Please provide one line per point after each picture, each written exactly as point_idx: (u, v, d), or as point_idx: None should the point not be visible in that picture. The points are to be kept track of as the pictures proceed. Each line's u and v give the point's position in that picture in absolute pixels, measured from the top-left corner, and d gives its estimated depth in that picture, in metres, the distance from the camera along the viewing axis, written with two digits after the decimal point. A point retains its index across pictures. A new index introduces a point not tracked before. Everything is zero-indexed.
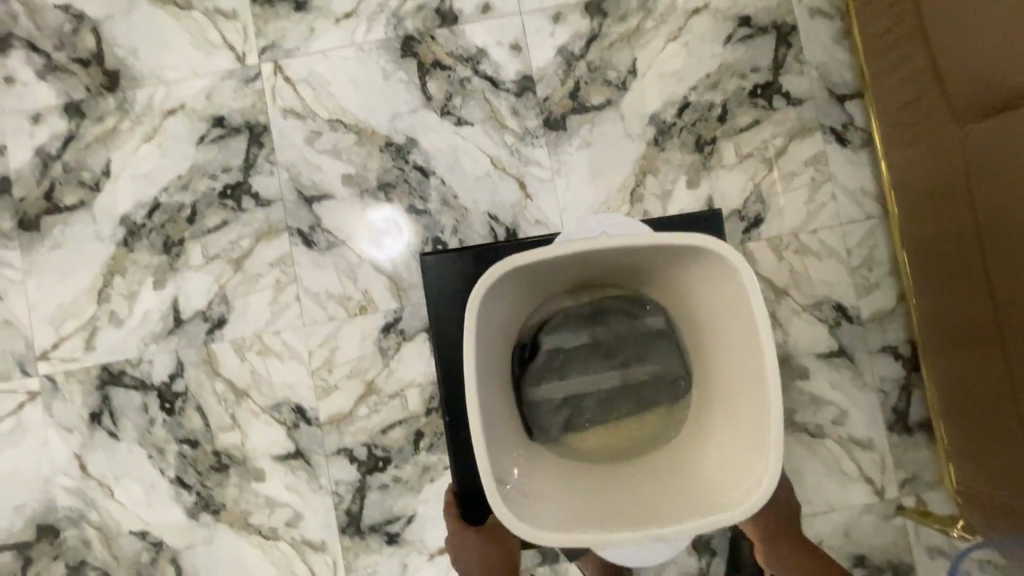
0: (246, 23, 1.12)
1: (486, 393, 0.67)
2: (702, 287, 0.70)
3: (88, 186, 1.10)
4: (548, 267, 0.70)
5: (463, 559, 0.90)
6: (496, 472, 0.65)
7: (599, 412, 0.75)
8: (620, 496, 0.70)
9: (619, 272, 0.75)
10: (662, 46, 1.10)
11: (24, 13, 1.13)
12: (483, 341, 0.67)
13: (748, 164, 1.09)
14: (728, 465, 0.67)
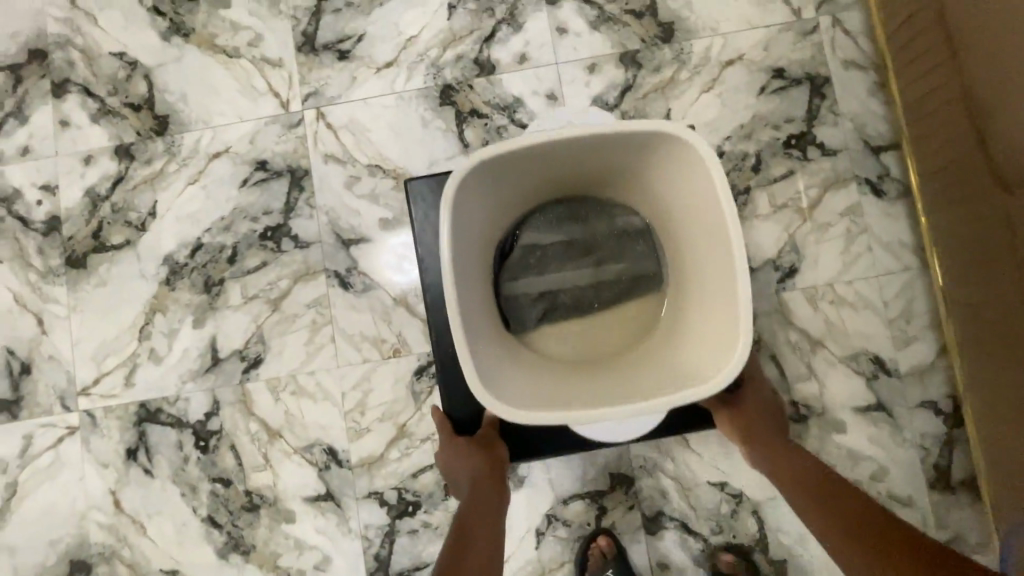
0: (291, 71, 1.16)
1: (471, 275, 0.80)
2: (660, 182, 0.86)
3: (134, 226, 1.14)
4: (524, 165, 0.84)
5: (452, 467, 0.95)
6: (497, 354, 0.78)
7: (573, 300, 0.94)
8: (613, 379, 0.84)
9: (589, 175, 0.90)
10: (696, 97, 1.11)
11: (81, 60, 1.18)
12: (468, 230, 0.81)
13: (782, 213, 1.09)
14: (701, 342, 0.81)
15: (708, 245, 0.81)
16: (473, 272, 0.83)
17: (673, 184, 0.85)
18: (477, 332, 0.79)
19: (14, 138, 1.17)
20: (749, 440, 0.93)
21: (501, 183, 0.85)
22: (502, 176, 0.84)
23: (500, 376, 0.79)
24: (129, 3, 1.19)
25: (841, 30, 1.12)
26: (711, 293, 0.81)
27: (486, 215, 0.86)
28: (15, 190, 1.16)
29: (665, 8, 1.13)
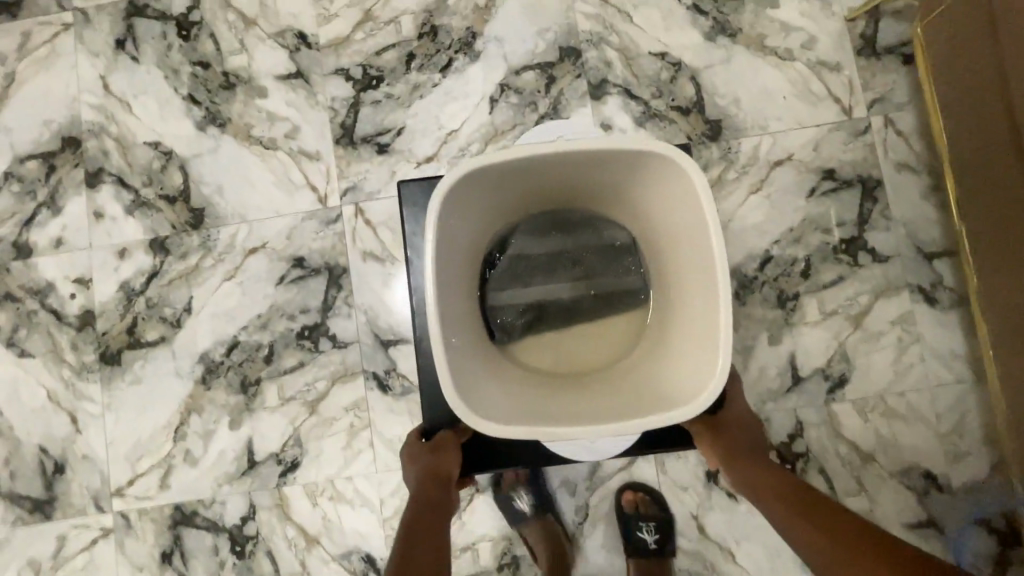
0: (328, 164, 1.13)
1: (451, 283, 0.76)
2: (651, 199, 0.83)
3: (169, 322, 1.12)
4: (513, 174, 0.79)
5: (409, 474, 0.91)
6: (471, 362, 0.74)
7: (560, 317, 0.89)
8: (594, 398, 0.79)
9: (582, 189, 0.86)
10: (744, 198, 1.09)
11: (115, 149, 1.16)
12: (450, 239, 0.76)
13: (832, 321, 1.06)
14: (684, 362, 0.77)
15: (696, 258, 0.77)
16: (454, 280, 0.79)
17: (658, 201, 0.81)
18: (453, 339, 0.74)
19: (46, 229, 1.16)
20: (734, 454, 0.87)
21: (484, 195, 0.80)
22: (488, 185, 0.80)
23: (476, 384, 0.74)
24: (164, 91, 1.17)
25: (893, 131, 1.09)
26: (696, 312, 0.77)
27: (471, 225, 0.82)
28: (48, 283, 1.14)
29: (712, 105, 1.11)
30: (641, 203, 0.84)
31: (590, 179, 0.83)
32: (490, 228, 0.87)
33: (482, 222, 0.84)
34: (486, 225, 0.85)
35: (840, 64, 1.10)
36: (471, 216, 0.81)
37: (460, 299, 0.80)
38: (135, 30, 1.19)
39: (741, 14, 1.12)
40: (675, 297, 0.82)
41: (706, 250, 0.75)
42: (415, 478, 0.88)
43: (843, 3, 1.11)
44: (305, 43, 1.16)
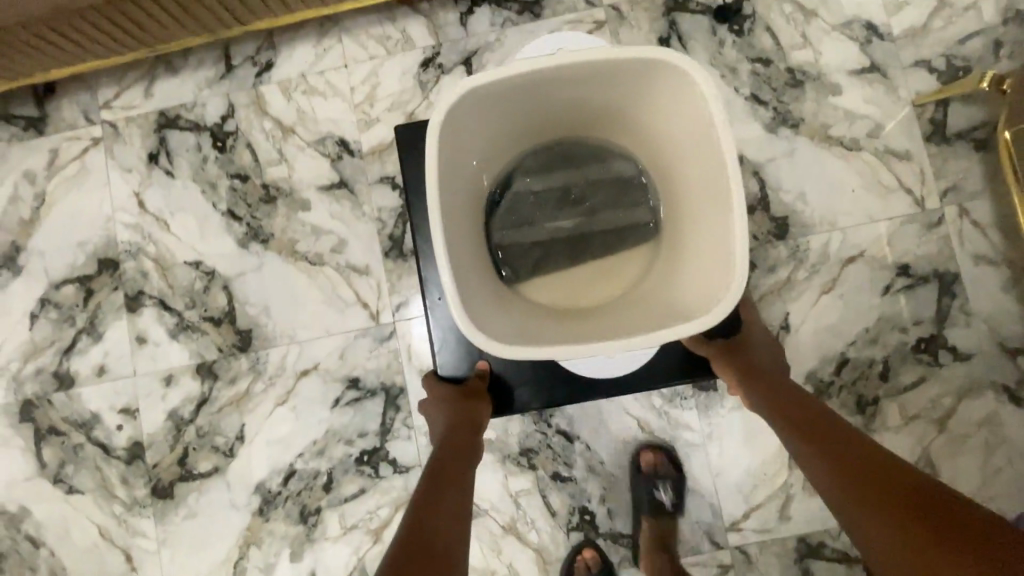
0: (378, 277, 1.09)
1: (454, 209, 0.75)
2: (658, 122, 0.79)
3: (221, 451, 1.08)
4: (516, 101, 0.78)
5: (436, 418, 0.90)
6: (471, 293, 0.72)
7: (570, 253, 0.88)
8: (606, 323, 0.78)
9: (586, 118, 0.84)
10: (816, 298, 1.04)
11: (155, 270, 1.12)
12: (451, 161, 0.75)
13: (914, 425, 1.02)
14: (694, 279, 0.75)
15: (701, 182, 0.76)
16: (461, 207, 0.78)
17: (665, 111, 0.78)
18: (461, 259, 0.74)
19: (87, 357, 1.11)
20: (748, 371, 0.85)
21: (488, 117, 0.78)
22: (490, 111, 0.77)
23: (481, 312, 0.73)
24: (201, 206, 1.12)
25: (969, 221, 1.04)
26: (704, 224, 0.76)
27: (476, 148, 0.80)
28: (93, 414, 1.10)
29: (778, 201, 1.06)
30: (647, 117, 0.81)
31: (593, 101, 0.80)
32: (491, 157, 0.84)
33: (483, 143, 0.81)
34: (490, 148, 0.83)
35: (910, 153, 1.06)
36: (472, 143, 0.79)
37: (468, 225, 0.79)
38: (168, 143, 1.14)
39: (802, 103, 1.07)
40: (681, 218, 0.81)
41: (710, 163, 0.73)
42: (444, 418, 0.88)
43: (908, 88, 1.07)
44: (347, 150, 1.11)
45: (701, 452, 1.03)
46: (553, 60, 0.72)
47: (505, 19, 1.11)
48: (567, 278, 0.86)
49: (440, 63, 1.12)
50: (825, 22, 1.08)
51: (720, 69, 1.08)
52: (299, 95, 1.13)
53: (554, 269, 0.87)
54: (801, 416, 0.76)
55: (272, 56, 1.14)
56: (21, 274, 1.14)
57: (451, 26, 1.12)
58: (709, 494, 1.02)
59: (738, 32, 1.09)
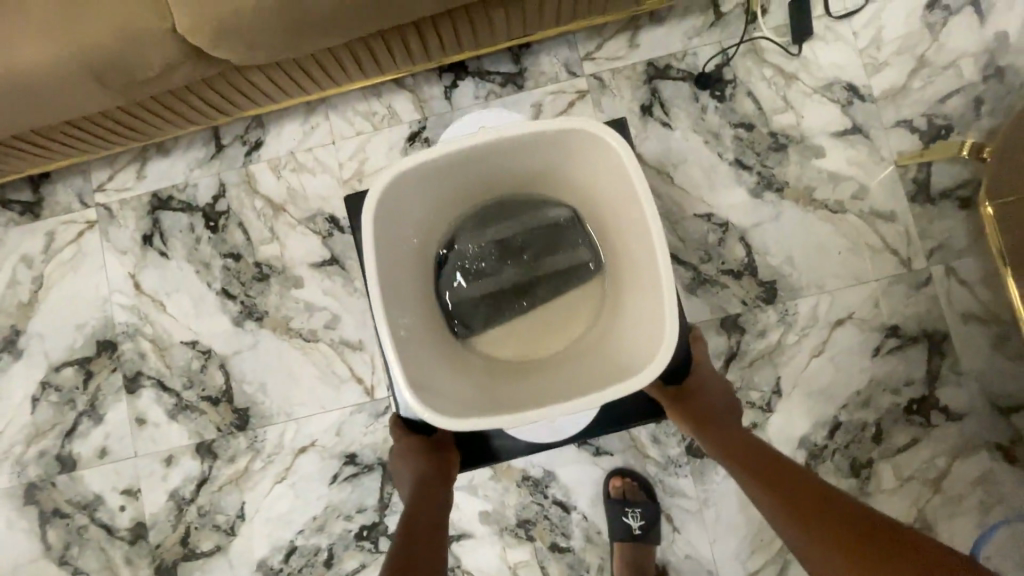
0: (372, 352, 1.10)
1: (395, 286, 0.67)
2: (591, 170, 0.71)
3: (222, 529, 1.09)
4: (447, 174, 0.70)
5: (404, 471, 0.85)
6: (415, 367, 0.64)
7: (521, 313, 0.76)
8: (561, 387, 0.69)
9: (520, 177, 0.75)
10: (807, 362, 1.05)
11: (152, 351, 1.13)
12: (388, 235, 0.67)
13: (910, 486, 1.02)
14: (641, 334, 0.66)
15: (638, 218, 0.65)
16: (403, 283, 0.70)
17: (591, 166, 0.71)
18: (404, 342, 0.64)
19: (89, 439, 1.13)
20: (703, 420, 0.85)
21: (414, 199, 0.70)
22: (418, 191, 0.70)
23: (430, 386, 0.65)
24: (196, 286, 1.14)
25: (956, 280, 1.04)
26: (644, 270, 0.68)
27: (410, 229, 0.72)
28: (95, 495, 1.12)
29: (766, 266, 1.07)
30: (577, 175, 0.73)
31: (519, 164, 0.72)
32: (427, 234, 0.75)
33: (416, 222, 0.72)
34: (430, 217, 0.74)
35: (894, 214, 1.06)
36: (403, 226, 0.71)
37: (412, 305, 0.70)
38: (161, 223, 1.15)
39: (786, 166, 1.08)
40: (624, 270, 0.72)
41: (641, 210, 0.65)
42: (411, 474, 0.83)
43: (891, 148, 1.07)
44: (337, 227, 1.13)
45: (697, 519, 1.04)
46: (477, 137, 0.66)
47: (489, 91, 1.12)
48: (520, 341, 0.76)
49: (426, 137, 1.13)
50: (805, 85, 1.09)
51: (703, 135, 1.09)
52: (288, 173, 1.14)
53: (504, 338, 0.76)
54: (758, 465, 0.77)
55: (261, 135, 1.15)
56: (21, 358, 1.15)
57: (436, 100, 1.13)
58: (707, 561, 1.03)
59: (720, 97, 1.10)
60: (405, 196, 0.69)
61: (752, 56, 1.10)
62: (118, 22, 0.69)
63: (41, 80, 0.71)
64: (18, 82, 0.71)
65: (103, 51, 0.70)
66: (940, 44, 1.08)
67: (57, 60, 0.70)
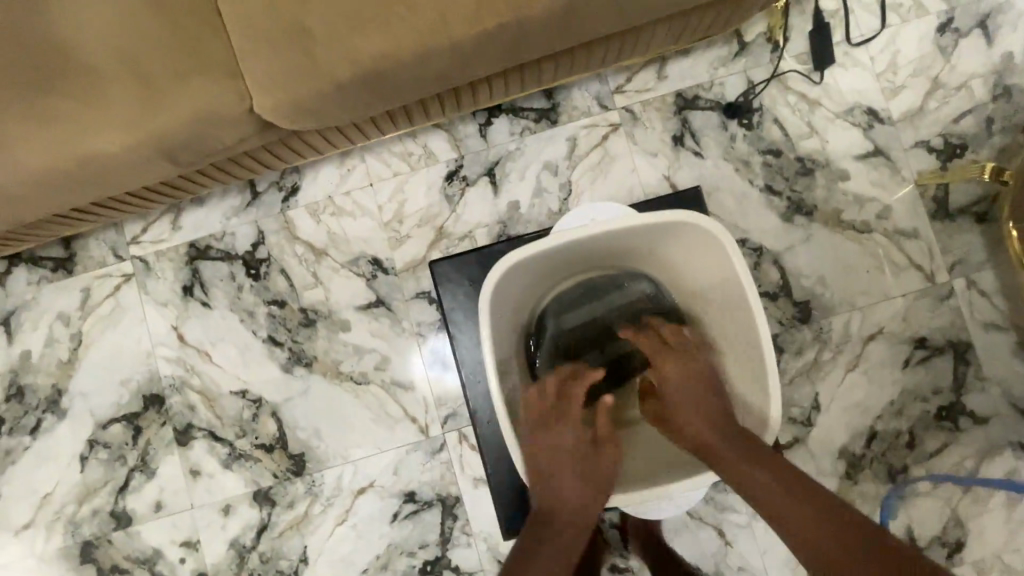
0: (425, 392, 1.12)
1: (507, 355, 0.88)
2: (670, 259, 0.92)
3: (287, 574, 1.11)
4: (556, 257, 0.86)
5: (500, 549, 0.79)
6: None
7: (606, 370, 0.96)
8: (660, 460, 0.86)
9: (611, 257, 0.94)
10: (842, 377, 1.10)
11: (202, 402, 1.13)
12: (502, 316, 0.87)
13: (943, 487, 1.09)
14: None
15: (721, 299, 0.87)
16: (504, 338, 0.87)
17: (691, 252, 0.88)
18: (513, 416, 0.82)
19: (142, 494, 1.13)
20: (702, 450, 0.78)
21: (526, 268, 0.85)
22: (532, 264, 0.85)
23: None
24: (242, 335, 1.14)
25: (977, 292, 1.11)
26: (742, 349, 0.84)
27: (515, 292, 0.89)
28: (154, 549, 1.12)
29: (799, 286, 1.12)
30: (666, 259, 0.93)
31: (619, 247, 0.89)
32: (526, 294, 0.93)
33: (529, 289, 0.92)
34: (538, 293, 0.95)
35: (917, 231, 1.12)
36: (510, 292, 0.87)
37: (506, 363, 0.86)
38: (201, 274, 1.15)
39: (814, 190, 1.13)
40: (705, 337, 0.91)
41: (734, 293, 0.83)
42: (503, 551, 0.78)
43: (911, 168, 1.13)
44: (381, 269, 1.14)
45: (747, 532, 1.09)
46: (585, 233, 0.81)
47: (523, 127, 1.14)
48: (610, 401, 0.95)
49: (464, 175, 1.14)
50: (828, 110, 1.14)
51: (734, 163, 1.13)
52: (327, 217, 1.15)
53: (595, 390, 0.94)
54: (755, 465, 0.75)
55: (297, 180, 1.15)
56: (66, 417, 1.14)
57: (471, 138, 1.15)
58: (759, 570, 1.08)
59: (748, 125, 1.13)
60: (522, 272, 0.85)
61: (776, 83, 1.14)
62: (186, 104, 0.73)
63: (117, 162, 0.75)
64: (95, 167, 0.75)
65: (175, 130, 0.74)
66: (952, 66, 1.13)
67: (132, 145, 0.74)
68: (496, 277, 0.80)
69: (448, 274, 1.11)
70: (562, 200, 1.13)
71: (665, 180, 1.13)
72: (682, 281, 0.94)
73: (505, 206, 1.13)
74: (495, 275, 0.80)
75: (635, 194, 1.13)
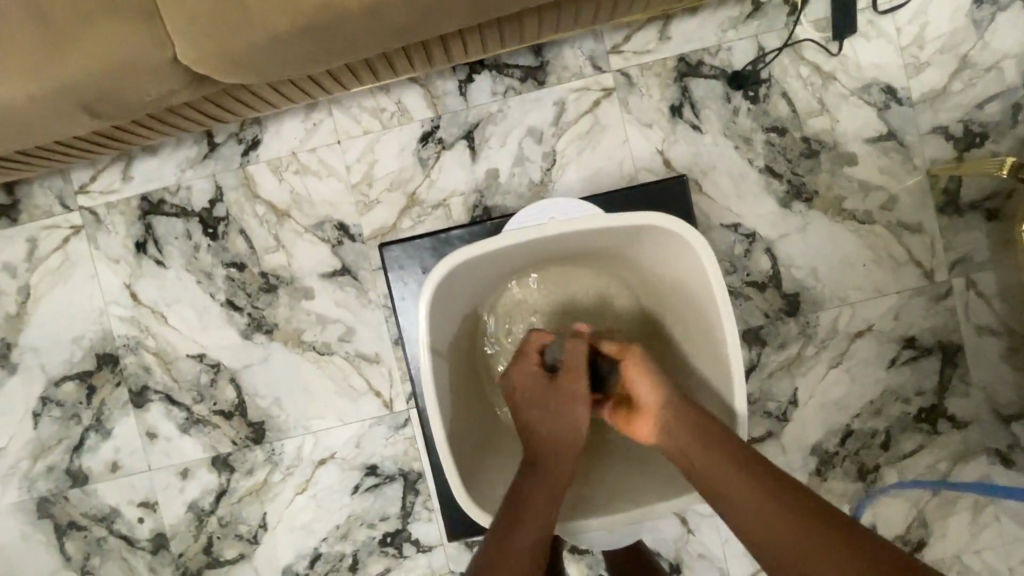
0: (390, 367, 1.08)
1: (454, 353, 0.85)
2: (643, 262, 0.87)
3: (245, 539, 1.10)
4: (514, 253, 0.81)
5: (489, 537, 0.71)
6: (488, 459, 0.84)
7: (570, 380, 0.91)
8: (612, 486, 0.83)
9: (580, 256, 0.88)
10: (824, 373, 1.06)
11: (158, 364, 1.09)
12: (451, 313, 0.83)
13: (913, 488, 1.07)
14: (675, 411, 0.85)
15: (693, 308, 0.82)
16: (451, 334, 0.84)
17: (660, 255, 0.83)
18: (446, 413, 0.78)
19: (99, 454, 1.10)
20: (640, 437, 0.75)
21: (480, 264, 0.81)
22: (486, 260, 0.80)
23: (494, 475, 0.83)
24: (198, 297, 1.08)
25: (975, 293, 1.05)
26: (710, 364, 0.80)
27: (468, 287, 0.84)
28: (112, 508, 1.10)
29: (790, 277, 1.05)
30: (636, 261, 0.88)
31: (586, 246, 0.83)
32: (480, 292, 0.88)
33: (485, 285, 0.88)
34: (500, 290, 0.91)
35: (921, 225, 1.05)
36: (462, 289, 0.83)
37: (449, 361, 0.83)
38: (155, 230, 1.07)
39: (817, 174, 1.04)
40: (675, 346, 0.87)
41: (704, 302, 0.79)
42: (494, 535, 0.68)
43: (924, 156, 1.04)
44: (347, 235, 1.06)
45: (710, 521, 1.08)
46: (544, 230, 0.76)
47: (507, 87, 1.04)
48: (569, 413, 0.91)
49: (440, 137, 1.05)
50: (842, 87, 1.04)
51: (734, 139, 1.04)
52: (291, 175, 1.06)
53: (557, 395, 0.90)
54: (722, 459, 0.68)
55: (258, 132, 1.06)
56: (16, 372, 1.10)
57: (450, 96, 1.05)
58: (718, 559, 1.08)
59: (753, 98, 1.04)
60: (476, 267, 0.81)
61: (789, 52, 1.03)
62: (99, 53, 0.67)
63: (28, 112, 0.69)
64: (10, 120, 0.70)
65: (92, 83, 0.68)
66: (985, 43, 1.02)
67: (46, 97, 0.68)
68: (442, 271, 0.76)
69: (398, 260, 0.96)
70: (545, 170, 1.05)
71: (658, 155, 1.04)
72: (654, 286, 0.89)
73: (483, 173, 1.05)
74: (442, 269, 0.76)
75: (624, 169, 1.04)
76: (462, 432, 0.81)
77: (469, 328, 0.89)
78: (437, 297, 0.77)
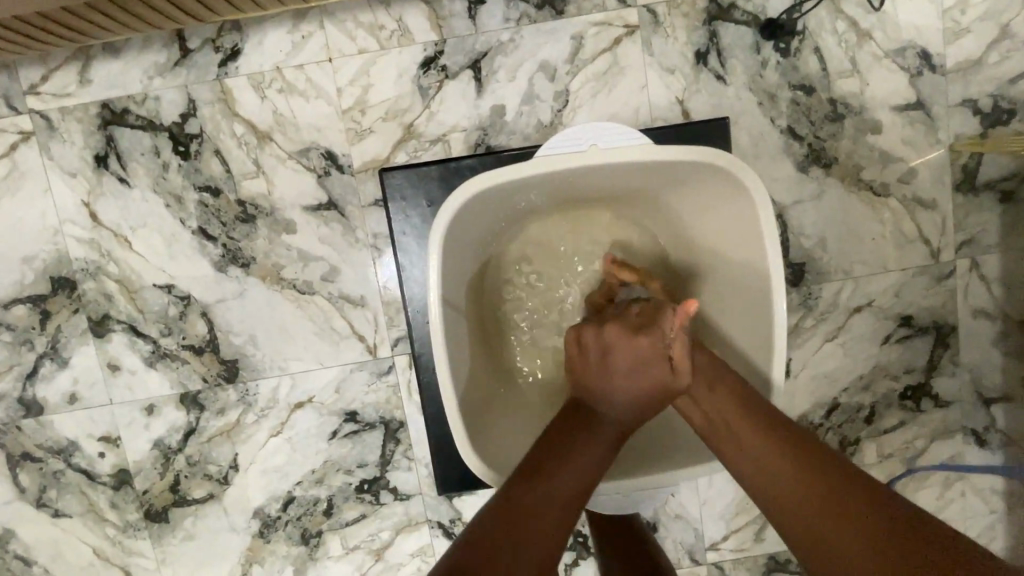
0: (375, 310, 1.02)
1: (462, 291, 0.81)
2: (674, 204, 0.84)
3: (215, 479, 1.05)
4: (541, 184, 0.76)
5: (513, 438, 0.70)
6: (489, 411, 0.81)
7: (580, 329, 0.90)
8: None
9: (609, 195, 0.85)
10: (819, 345, 1.05)
11: (120, 292, 1.00)
12: (463, 247, 0.78)
13: (888, 462, 1.09)
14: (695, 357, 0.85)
15: (728, 251, 0.80)
16: (460, 271, 0.79)
17: (702, 201, 0.80)
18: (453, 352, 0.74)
19: (55, 384, 1.02)
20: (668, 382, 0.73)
21: (503, 195, 0.76)
22: (509, 191, 0.76)
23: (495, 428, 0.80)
24: (167, 222, 0.98)
25: (977, 275, 1.04)
26: (743, 318, 0.79)
27: (485, 220, 0.80)
28: (70, 441, 1.04)
29: (798, 247, 1.02)
30: (665, 203, 0.85)
31: (620, 182, 0.80)
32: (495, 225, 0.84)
33: (503, 218, 0.84)
34: (514, 226, 0.87)
35: (936, 201, 1.02)
36: (477, 220, 0.78)
37: (458, 300, 0.79)
38: (117, 144, 0.96)
39: (839, 140, 0.99)
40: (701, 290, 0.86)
41: (743, 241, 0.76)
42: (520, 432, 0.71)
43: (948, 130, 1.00)
44: (334, 165, 0.97)
45: (691, 485, 1.09)
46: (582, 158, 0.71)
47: (522, 13, 0.94)
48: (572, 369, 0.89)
49: (443, 65, 0.95)
50: (878, 47, 0.97)
51: (759, 95, 0.97)
52: (274, 93, 0.95)
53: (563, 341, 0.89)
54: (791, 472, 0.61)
55: (238, 40, 0.94)
56: None
57: (457, 18, 0.94)
58: (694, 519, 1.09)
59: (784, 51, 0.96)
60: (497, 197, 0.76)
61: (827, 3, 0.96)
62: None
63: None
64: None
65: None
66: None
67: None
68: (469, 195, 0.71)
69: (400, 189, 0.94)
70: (555, 112, 0.97)
71: (677, 105, 0.97)
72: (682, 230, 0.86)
73: (488, 109, 0.96)
74: (463, 197, 0.71)
75: (641, 115, 0.97)
76: (467, 379, 0.78)
77: (479, 263, 0.86)
78: (457, 221, 0.73)
